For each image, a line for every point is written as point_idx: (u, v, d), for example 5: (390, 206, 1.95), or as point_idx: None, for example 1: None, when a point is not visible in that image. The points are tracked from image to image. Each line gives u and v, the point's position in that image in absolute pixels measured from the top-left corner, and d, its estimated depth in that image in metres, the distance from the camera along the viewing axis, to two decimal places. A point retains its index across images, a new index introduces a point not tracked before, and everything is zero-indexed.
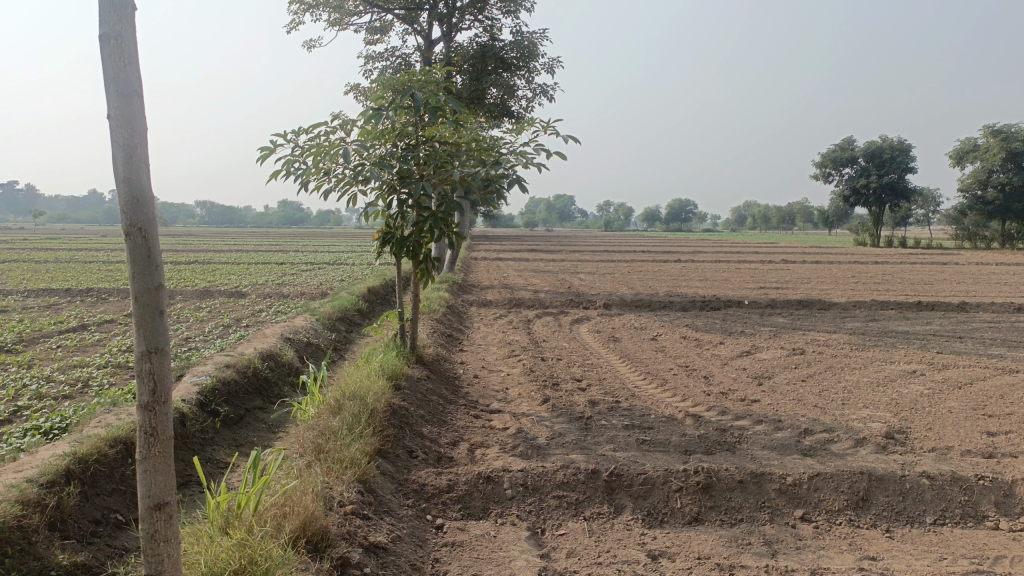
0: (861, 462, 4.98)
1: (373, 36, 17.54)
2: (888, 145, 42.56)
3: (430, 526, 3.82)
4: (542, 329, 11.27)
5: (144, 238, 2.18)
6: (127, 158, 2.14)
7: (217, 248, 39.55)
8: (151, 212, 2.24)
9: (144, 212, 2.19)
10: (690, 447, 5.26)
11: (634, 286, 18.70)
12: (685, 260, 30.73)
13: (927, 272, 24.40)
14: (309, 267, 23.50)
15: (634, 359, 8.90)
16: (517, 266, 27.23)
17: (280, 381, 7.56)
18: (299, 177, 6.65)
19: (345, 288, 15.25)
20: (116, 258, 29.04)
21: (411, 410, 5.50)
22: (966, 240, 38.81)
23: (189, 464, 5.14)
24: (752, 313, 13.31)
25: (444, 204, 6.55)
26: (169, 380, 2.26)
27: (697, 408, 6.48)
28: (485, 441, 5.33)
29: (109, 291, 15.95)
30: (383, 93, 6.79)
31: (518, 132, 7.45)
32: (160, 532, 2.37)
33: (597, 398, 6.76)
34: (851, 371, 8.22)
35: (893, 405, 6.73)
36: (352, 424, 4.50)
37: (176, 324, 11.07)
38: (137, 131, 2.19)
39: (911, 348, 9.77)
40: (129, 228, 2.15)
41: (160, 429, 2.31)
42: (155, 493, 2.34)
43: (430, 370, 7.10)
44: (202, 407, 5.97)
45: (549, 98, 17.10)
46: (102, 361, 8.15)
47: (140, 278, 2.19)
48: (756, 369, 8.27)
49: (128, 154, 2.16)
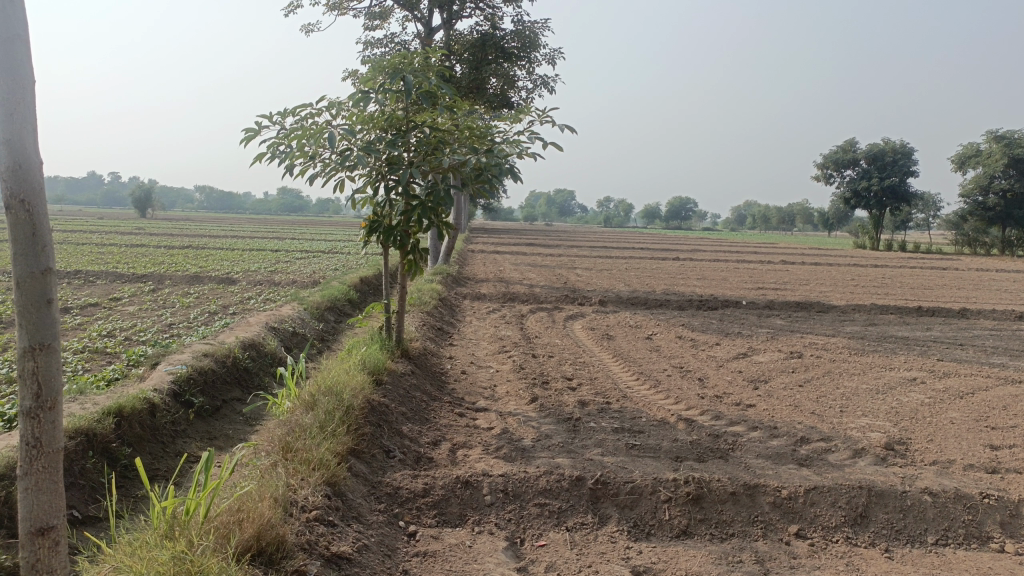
0: (859, 475, 4.77)
1: (372, 21, 17.24)
2: (891, 148, 42.29)
3: (402, 534, 3.59)
4: (535, 325, 11.04)
5: (26, 215, 2.12)
6: (8, 124, 2.07)
7: (212, 234, 39.24)
8: (34, 184, 2.17)
9: (25, 187, 2.13)
10: (681, 454, 5.04)
11: (630, 283, 18.47)
12: (684, 259, 30.56)
13: (926, 277, 24.18)
14: (303, 256, 23.24)
15: (628, 358, 8.67)
16: (514, 259, 27.01)
17: (260, 372, 7.32)
18: (284, 160, 6.41)
19: (337, 277, 14.99)
20: (112, 241, 28.67)
21: (391, 407, 5.27)
22: (966, 246, 38.60)
23: (156, 458, 4.91)
24: (749, 314, 13.08)
25: (434, 193, 6.30)
26: (54, 378, 2.22)
27: (690, 411, 6.26)
28: (468, 442, 5.10)
29: (96, 274, 15.66)
30: (374, 76, 6.54)
31: (514, 121, 7.20)
32: (43, 554, 2.32)
33: (587, 398, 6.53)
34: (850, 377, 8.00)
35: (893, 414, 6.51)
36: (325, 421, 4.27)
37: (160, 310, 10.81)
38: (21, 93, 2.11)
39: (911, 355, 9.55)
40: (10, 204, 2.08)
41: (43, 439, 2.27)
42: (38, 514, 2.31)
43: (416, 364, 6.87)
44: (175, 397, 5.74)
45: (550, 90, 16.83)
46: (79, 346, 7.89)
47: (24, 262, 2.13)
48: (752, 372, 8.04)
49: (11, 120, 2.09)
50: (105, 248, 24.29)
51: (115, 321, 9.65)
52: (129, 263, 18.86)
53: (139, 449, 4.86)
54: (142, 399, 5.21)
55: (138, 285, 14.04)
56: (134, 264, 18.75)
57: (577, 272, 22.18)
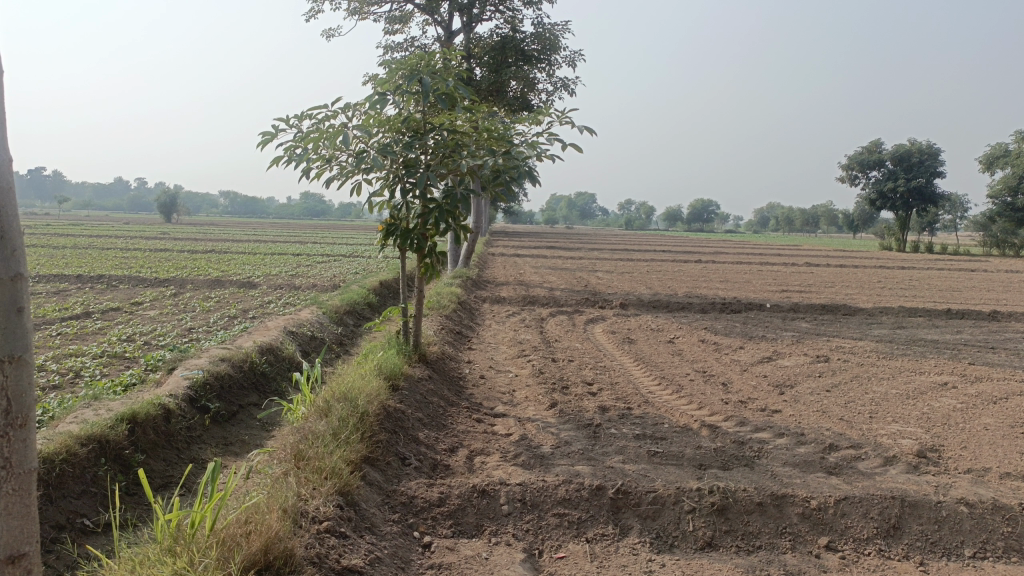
0: (890, 485, 4.61)
1: (392, 25, 17.25)
2: (916, 148, 41.67)
3: (416, 545, 3.49)
4: (555, 328, 10.91)
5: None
6: None
7: (234, 238, 39.49)
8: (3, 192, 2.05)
9: None
10: (705, 462, 4.90)
11: (652, 286, 18.30)
12: (707, 261, 30.27)
13: (955, 279, 23.79)
14: (324, 260, 23.30)
15: (649, 362, 8.52)
16: (535, 262, 26.87)
17: (278, 376, 7.27)
18: (300, 163, 6.36)
19: (357, 281, 14.98)
20: (137, 246, 28.95)
21: (407, 412, 5.18)
22: (994, 247, 37.91)
23: (171, 465, 4.86)
24: (774, 317, 12.87)
25: (451, 196, 6.20)
26: (26, 394, 2.09)
27: (714, 417, 6.11)
28: (486, 449, 5.00)
29: (119, 278, 15.79)
30: (391, 77, 6.46)
31: (533, 122, 7.10)
32: None
33: (608, 403, 6.39)
34: (879, 381, 7.79)
35: (924, 420, 6.31)
36: (338, 428, 4.18)
37: (181, 314, 10.85)
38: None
39: (942, 358, 9.32)
40: None
41: (13, 459, 2.12)
42: (9, 545, 2.17)
43: (433, 369, 6.76)
44: (191, 402, 5.70)
45: (570, 92, 16.74)
46: (98, 351, 7.88)
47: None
48: (777, 376, 7.85)
49: None
50: (129, 253, 24.55)
51: (136, 325, 9.66)
52: (152, 267, 19.05)
53: (153, 455, 4.81)
54: (157, 405, 5.16)
55: (160, 289, 14.12)
56: (157, 268, 18.90)
57: (598, 274, 22.02)
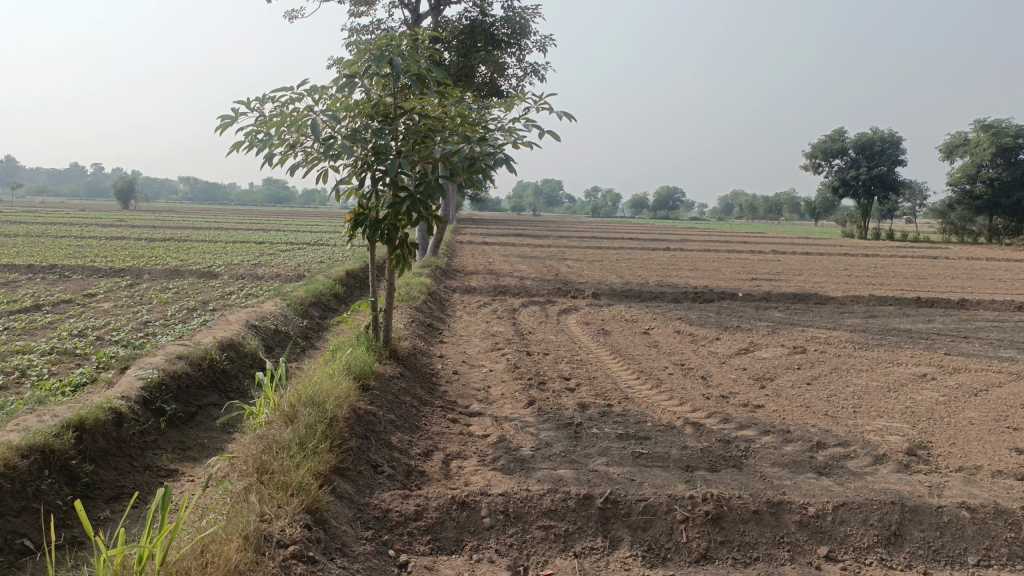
0: (883, 487, 4.46)
1: (358, 7, 16.76)
2: (878, 136, 42.13)
3: (392, 565, 3.21)
4: (528, 319, 10.66)
5: None
6: None
7: (193, 225, 38.62)
8: None
9: None
10: (692, 463, 4.68)
11: (623, 275, 18.15)
12: (675, 249, 30.24)
13: (919, 266, 24.05)
14: (287, 248, 22.75)
15: (626, 355, 8.32)
16: (503, 250, 26.58)
17: (239, 374, 6.91)
18: (263, 149, 5.99)
19: (322, 270, 14.55)
20: (92, 234, 28.00)
21: (379, 415, 4.88)
22: (953, 235, 38.55)
23: (122, 474, 4.51)
24: (747, 307, 12.77)
25: (424, 184, 5.87)
26: None
27: (696, 414, 5.91)
28: (463, 452, 4.74)
29: (72, 267, 15.18)
30: (358, 59, 6.11)
31: (507, 107, 6.80)
32: None
33: (588, 400, 6.15)
34: (859, 373, 7.67)
35: (909, 414, 6.17)
36: (306, 436, 3.86)
37: (137, 307, 10.37)
38: None
39: (917, 349, 9.26)
40: None
41: None
42: None
43: (405, 366, 6.45)
44: (145, 404, 5.34)
45: (540, 77, 16.45)
46: (47, 347, 7.42)
47: None
48: (757, 369, 7.69)
49: None
50: (84, 241, 23.76)
51: (88, 319, 9.17)
52: (107, 256, 18.39)
53: (103, 464, 4.45)
54: (107, 409, 4.80)
55: (116, 280, 13.58)
56: (112, 257, 18.26)
57: (568, 263, 21.81)
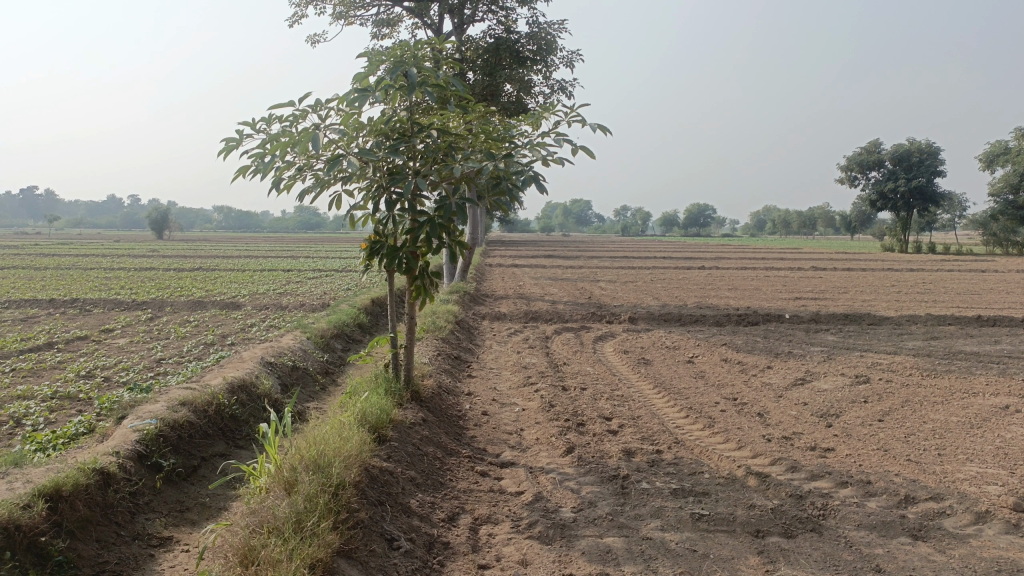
0: (996, 556, 3.72)
1: (380, 29, 16.42)
2: (916, 147, 40.80)
3: None
4: (561, 348, 10.00)
5: None
6: None
7: (223, 254, 38.71)
8: None
9: None
10: (763, 527, 3.99)
11: (659, 296, 17.40)
12: (712, 268, 29.29)
13: (970, 280, 22.89)
14: (315, 275, 22.32)
15: (671, 388, 7.61)
16: (534, 273, 25.99)
17: (250, 419, 6.33)
18: (267, 173, 5.46)
19: (347, 299, 14.05)
20: (122, 265, 27.99)
21: (396, 474, 4.25)
22: (997, 246, 37.16)
23: (104, 548, 3.92)
24: (796, 329, 11.96)
25: (444, 207, 5.26)
26: None
27: (759, 461, 5.19)
28: (493, 516, 4.09)
29: (95, 301, 14.85)
30: (372, 70, 5.55)
31: (534, 122, 6.21)
32: None
33: (634, 446, 5.47)
34: (935, 406, 6.88)
35: (1003, 457, 5.38)
36: (305, 510, 3.25)
37: (152, 343, 9.91)
38: None
39: (992, 375, 8.39)
40: None
41: None
42: None
43: (428, 409, 5.84)
44: (139, 461, 4.77)
45: (568, 94, 15.94)
46: (48, 391, 6.93)
47: None
48: (818, 403, 6.93)
49: None
50: (114, 273, 23.62)
51: (99, 358, 8.70)
52: (133, 288, 18.09)
53: (82, 537, 3.88)
54: (90, 470, 4.23)
55: (136, 314, 13.18)
56: (138, 289, 17.96)
57: (601, 285, 21.13)
